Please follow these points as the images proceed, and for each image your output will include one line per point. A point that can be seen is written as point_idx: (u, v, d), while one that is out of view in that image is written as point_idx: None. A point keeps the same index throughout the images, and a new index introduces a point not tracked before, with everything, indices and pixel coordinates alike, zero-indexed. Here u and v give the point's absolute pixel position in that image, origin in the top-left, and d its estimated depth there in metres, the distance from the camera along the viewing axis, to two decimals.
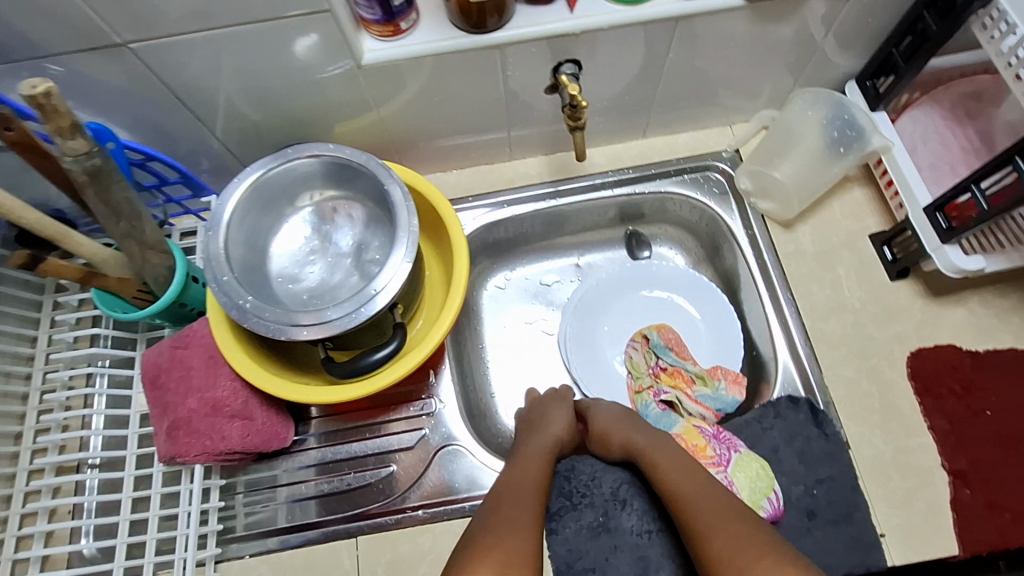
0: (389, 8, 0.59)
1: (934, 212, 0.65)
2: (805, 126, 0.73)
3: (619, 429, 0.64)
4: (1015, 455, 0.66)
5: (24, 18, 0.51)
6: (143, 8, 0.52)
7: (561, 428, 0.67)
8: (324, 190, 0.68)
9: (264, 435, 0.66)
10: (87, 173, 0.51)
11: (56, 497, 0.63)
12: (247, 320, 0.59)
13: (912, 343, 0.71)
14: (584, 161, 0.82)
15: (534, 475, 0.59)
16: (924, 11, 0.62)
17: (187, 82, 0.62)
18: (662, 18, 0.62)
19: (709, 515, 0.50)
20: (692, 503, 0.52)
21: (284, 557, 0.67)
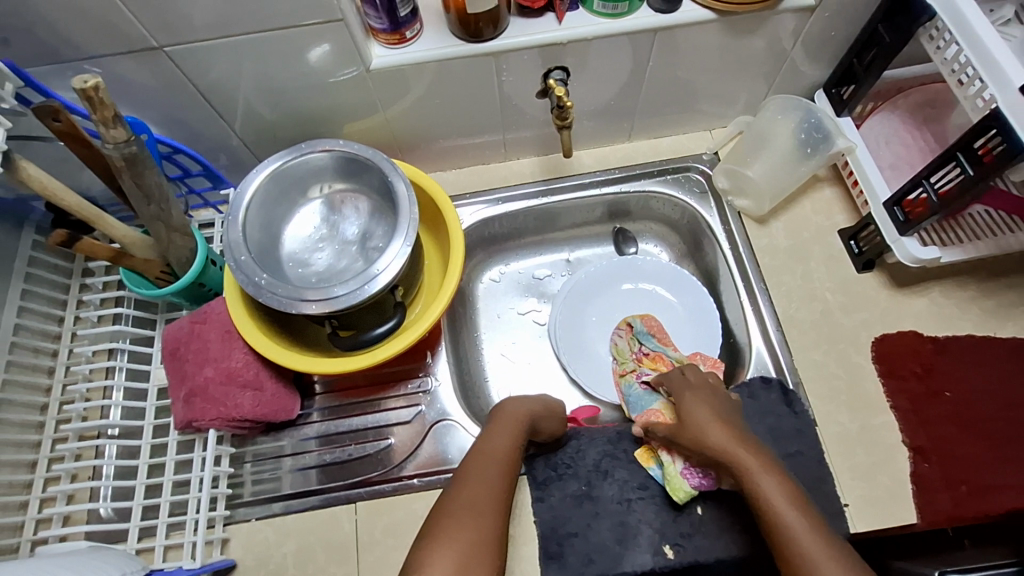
0: (395, 19, 0.66)
1: (893, 206, 0.70)
2: (776, 129, 0.80)
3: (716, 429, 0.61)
4: (973, 432, 0.70)
5: (72, 25, 0.58)
6: (178, 16, 0.59)
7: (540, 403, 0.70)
8: (334, 183, 0.75)
9: (273, 406, 0.71)
10: (125, 159, 0.58)
11: (79, 461, 0.69)
12: (262, 295, 0.65)
13: (877, 329, 0.76)
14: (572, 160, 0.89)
15: (503, 453, 0.63)
16: (878, 26, 0.68)
17: (212, 83, 0.69)
18: (642, 30, 0.68)
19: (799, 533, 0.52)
20: (784, 522, 0.53)
21: (288, 520, 0.72)
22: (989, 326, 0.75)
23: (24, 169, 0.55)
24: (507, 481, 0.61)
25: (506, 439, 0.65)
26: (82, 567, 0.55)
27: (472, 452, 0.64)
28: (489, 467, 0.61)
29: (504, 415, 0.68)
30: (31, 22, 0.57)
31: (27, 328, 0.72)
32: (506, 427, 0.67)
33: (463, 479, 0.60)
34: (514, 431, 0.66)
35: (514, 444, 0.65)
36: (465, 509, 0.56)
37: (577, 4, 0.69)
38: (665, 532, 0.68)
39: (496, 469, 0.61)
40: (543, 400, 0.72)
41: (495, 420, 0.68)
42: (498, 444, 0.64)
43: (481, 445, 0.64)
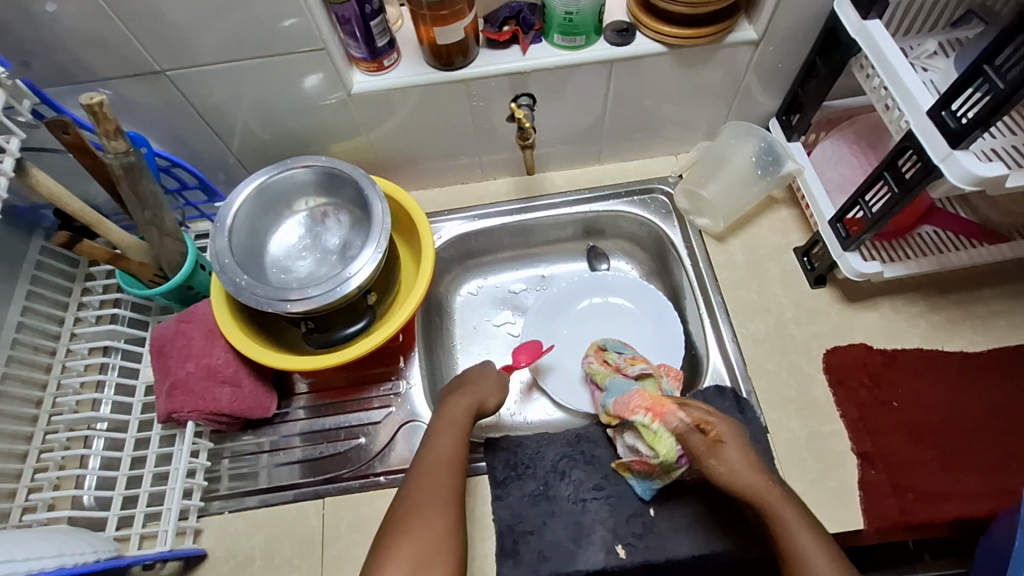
0: (373, 48, 0.73)
1: (837, 224, 0.75)
2: (732, 153, 0.85)
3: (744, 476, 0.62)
4: (920, 441, 0.73)
5: (86, 52, 0.66)
6: (179, 44, 0.67)
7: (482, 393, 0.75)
8: (317, 198, 0.81)
9: (250, 402, 0.76)
10: (123, 168, 0.64)
11: (67, 451, 0.73)
12: (241, 294, 0.69)
13: (828, 342, 0.80)
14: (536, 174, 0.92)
15: (448, 455, 0.66)
16: (816, 58, 0.73)
17: (210, 105, 0.76)
18: (600, 61, 0.75)
19: (805, 545, 0.56)
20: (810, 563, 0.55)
21: (261, 513, 0.76)
22: (935, 340, 0.79)
23: (34, 176, 0.62)
24: (457, 481, 0.65)
25: (450, 440, 0.68)
26: (63, 545, 0.59)
27: (421, 457, 0.67)
28: (435, 472, 0.65)
29: (449, 415, 0.71)
30: (49, 48, 0.65)
31: (29, 326, 0.78)
32: (451, 427, 0.70)
33: (414, 487, 0.63)
34: (458, 432, 0.69)
35: (457, 443, 0.68)
36: (420, 518, 0.60)
37: (541, 37, 0.76)
38: (618, 531, 0.71)
39: (443, 473, 0.65)
40: (475, 395, 0.74)
41: (439, 420, 0.71)
42: (443, 447, 0.67)
43: (429, 449, 0.67)
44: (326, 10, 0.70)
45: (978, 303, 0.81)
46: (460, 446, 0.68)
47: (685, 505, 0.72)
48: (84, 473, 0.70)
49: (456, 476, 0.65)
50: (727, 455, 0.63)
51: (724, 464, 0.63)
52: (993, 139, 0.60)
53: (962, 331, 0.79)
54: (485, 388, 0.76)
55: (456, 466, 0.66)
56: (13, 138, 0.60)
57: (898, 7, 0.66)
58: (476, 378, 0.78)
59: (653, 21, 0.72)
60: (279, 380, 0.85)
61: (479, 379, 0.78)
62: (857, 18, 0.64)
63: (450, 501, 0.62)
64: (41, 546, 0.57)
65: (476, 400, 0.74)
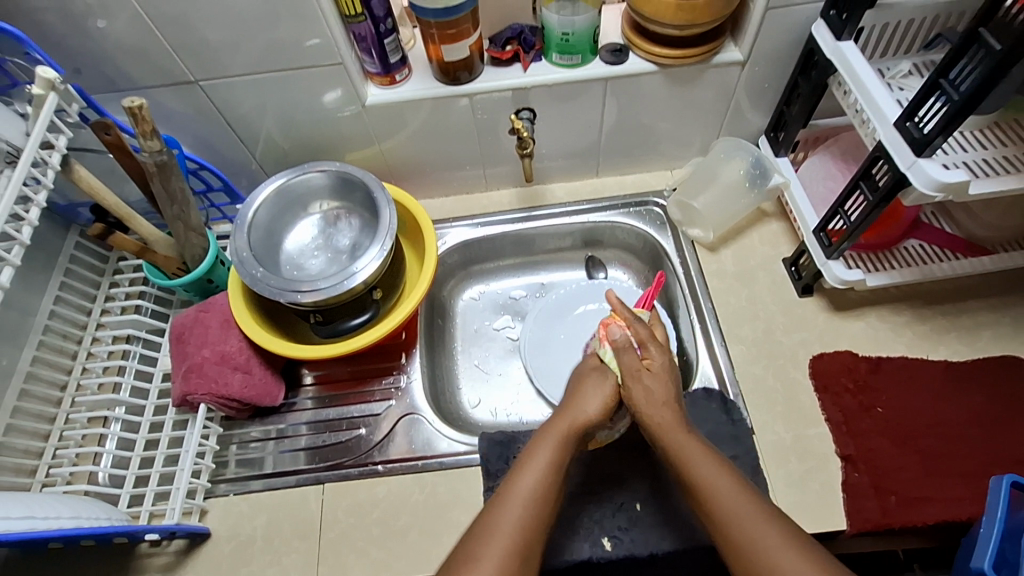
0: (386, 63, 0.80)
1: (820, 233, 0.79)
2: (722, 167, 0.90)
3: (662, 411, 0.65)
4: (903, 446, 0.74)
5: (129, 63, 0.73)
6: (212, 57, 0.74)
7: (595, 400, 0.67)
8: (330, 201, 0.86)
9: (259, 389, 0.80)
10: (156, 166, 0.70)
11: (87, 429, 0.78)
12: (256, 285, 0.75)
13: (814, 348, 0.82)
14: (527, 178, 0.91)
15: (535, 487, 0.60)
16: (798, 78, 0.79)
17: (236, 114, 0.83)
18: (595, 78, 0.80)
19: (709, 475, 0.59)
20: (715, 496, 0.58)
21: (264, 497, 0.80)
22: (920, 349, 0.81)
23: (77, 172, 0.68)
24: (538, 518, 0.59)
25: (537, 471, 0.61)
26: (79, 508, 0.64)
27: (502, 486, 0.61)
28: (516, 507, 0.59)
29: (542, 441, 0.64)
30: (97, 58, 0.72)
31: (60, 313, 0.84)
32: (538, 455, 0.63)
33: (489, 514, 0.59)
34: (548, 461, 0.62)
35: (547, 474, 0.61)
36: (488, 540, 0.56)
37: (540, 56, 0.83)
38: (603, 524, 0.74)
39: (523, 508, 0.59)
40: (574, 418, 0.66)
41: (530, 446, 0.64)
42: (528, 478, 0.61)
43: (513, 478, 0.61)
44: (345, 29, 0.76)
45: (964, 315, 0.83)
46: (548, 481, 0.61)
47: (670, 500, 0.74)
48: (100, 451, 0.75)
49: (541, 513, 0.59)
50: (653, 390, 0.66)
51: (647, 394, 0.66)
52: (964, 153, 0.64)
53: (947, 341, 0.81)
54: (593, 406, 0.67)
55: (541, 503, 0.59)
56: (61, 136, 0.67)
57: (874, 28, 0.71)
58: (581, 391, 0.69)
59: (646, 42, 0.78)
60: (288, 372, 0.89)
61: (582, 394, 0.68)
62: (831, 40, 0.69)
63: (525, 535, 0.57)
64: (61, 506, 0.62)
65: (569, 419, 0.66)
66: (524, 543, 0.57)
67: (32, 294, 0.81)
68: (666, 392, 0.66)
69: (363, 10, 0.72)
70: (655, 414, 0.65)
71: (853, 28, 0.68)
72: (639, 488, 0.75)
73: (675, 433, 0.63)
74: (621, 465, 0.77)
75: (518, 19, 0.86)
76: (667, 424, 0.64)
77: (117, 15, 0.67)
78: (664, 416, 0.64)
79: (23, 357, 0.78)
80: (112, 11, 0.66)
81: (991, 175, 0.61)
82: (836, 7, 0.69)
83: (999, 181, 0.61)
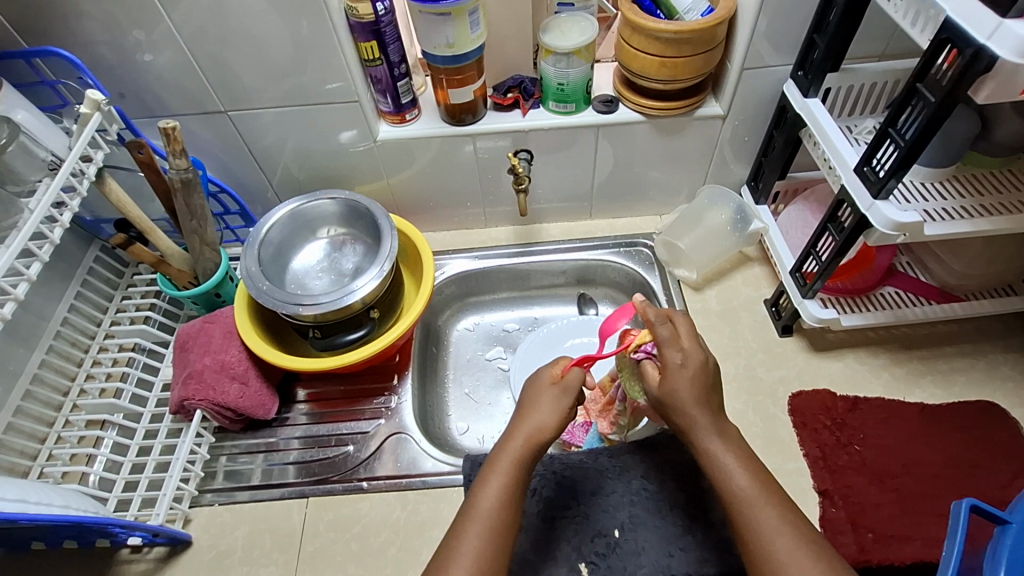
0: (398, 103, 0.88)
1: (795, 274, 0.84)
2: (707, 212, 0.97)
3: (685, 411, 0.59)
4: (880, 483, 0.76)
5: (168, 94, 0.82)
6: (243, 92, 0.82)
7: (545, 404, 0.64)
8: (337, 228, 0.92)
9: (253, 400, 0.84)
10: (181, 182, 0.77)
11: (84, 432, 0.80)
12: (261, 297, 0.79)
13: (793, 386, 0.85)
14: (525, 214, 0.95)
15: (500, 508, 0.58)
16: (773, 132, 0.86)
17: (260, 143, 0.90)
18: (588, 124, 0.88)
19: (733, 476, 0.57)
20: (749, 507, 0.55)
21: (248, 508, 0.81)
22: (897, 392, 0.83)
23: (109, 185, 0.74)
24: (505, 536, 0.57)
25: (496, 488, 0.59)
26: (69, 498, 0.67)
27: (468, 502, 0.59)
28: (481, 526, 0.57)
29: (500, 455, 0.62)
30: (139, 88, 0.80)
31: (73, 320, 0.88)
32: (500, 468, 0.60)
33: (456, 534, 0.57)
34: (514, 479, 0.60)
35: (508, 491, 0.59)
36: (456, 559, 0.55)
37: (539, 104, 0.91)
38: (581, 550, 0.74)
39: (488, 528, 0.57)
40: (531, 430, 0.63)
41: (490, 460, 0.62)
42: (491, 497, 0.58)
43: (474, 497, 0.59)
44: (363, 72, 0.85)
45: (938, 360, 0.86)
46: (513, 495, 0.59)
47: (647, 527, 0.75)
48: (92, 454, 0.76)
49: (505, 531, 0.57)
50: (674, 392, 0.60)
51: (668, 398, 0.60)
52: (924, 202, 0.69)
53: (922, 384, 0.84)
54: (541, 415, 0.64)
55: (509, 520, 0.58)
56: (99, 151, 0.74)
57: (840, 90, 0.79)
58: (534, 400, 0.66)
59: (635, 95, 0.86)
60: (284, 387, 0.93)
61: (537, 408, 0.64)
62: (800, 96, 0.77)
63: (494, 552, 0.56)
64: (52, 494, 0.65)
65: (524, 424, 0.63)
66: (495, 555, 0.56)
67: (50, 300, 0.85)
68: (693, 394, 0.59)
69: (381, 55, 0.81)
70: (679, 418, 0.60)
71: (818, 86, 0.76)
72: (618, 514, 0.77)
73: (711, 443, 0.59)
74: (598, 491, 0.79)
75: (521, 71, 0.94)
76: (695, 425, 0.59)
77: (163, 51, 0.76)
78: (695, 417, 0.59)
79: (32, 360, 0.81)
80: (158, 48, 0.75)
81: (946, 221, 0.67)
82: (803, 69, 0.77)
83: (953, 226, 0.67)
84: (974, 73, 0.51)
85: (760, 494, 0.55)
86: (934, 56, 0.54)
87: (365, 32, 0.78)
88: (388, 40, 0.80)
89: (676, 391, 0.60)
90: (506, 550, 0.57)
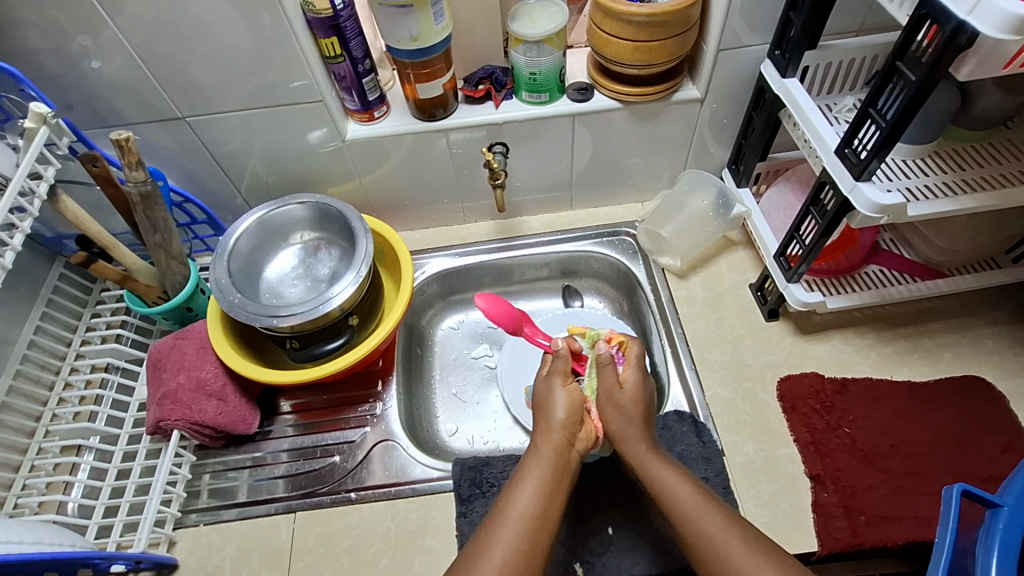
0: (365, 101, 0.84)
1: (780, 259, 0.83)
2: (689, 198, 0.96)
3: (629, 431, 0.68)
4: (870, 465, 0.76)
5: (120, 102, 0.77)
6: (204, 97, 0.79)
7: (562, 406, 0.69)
8: (309, 232, 0.89)
9: (233, 416, 0.82)
10: (140, 195, 0.73)
11: (58, 459, 0.77)
12: (234, 311, 0.76)
13: (781, 370, 0.84)
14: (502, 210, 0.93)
15: (528, 505, 0.60)
16: (752, 113, 0.85)
17: (225, 150, 0.87)
18: (563, 114, 0.85)
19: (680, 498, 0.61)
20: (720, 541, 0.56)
21: (234, 526, 0.79)
22: (885, 370, 0.83)
23: (63, 201, 0.70)
24: (540, 531, 0.59)
25: (531, 488, 0.62)
26: (42, 533, 0.64)
27: (500, 505, 0.62)
28: (512, 524, 0.59)
29: (531, 457, 0.65)
30: (89, 96, 0.76)
31: (39, 343, 0.84)
32: (533, 471, 0.63)
33: (490, 527, 0.59)
34: (541, 477, 0.63)
35: (539, 487, 0.62)
36: (486, 555, 0.56)
37: (512, 95, 0.88)
38: (576, 551, 0.74)
39: (525, 521, 0.59)
40: (553, 428, 0.68)
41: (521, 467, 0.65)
42: (523, 494, 0.61)
43: (508, 495, 0.62)
44: (326, 70, 0.81)
45: (924, 337, 0.85)
46: (545, 494, 0.62)
47: (641, 522, 0.75)
48: (68, 482, 0.73)
49: (538, 531, 0.58)
50: (625, 404, 0.69)
51: (617, 405, 0.69)
52: (907, 180, 0.68)
53: (910, 362, 0.84)
54: (558, 408, 0.69)
55: (539, 519, 0.59)
56: (50, 166, 0.70)
57: (819, 68, 0.77)
58: (547, 394, 0.71)
59: (611, 82, 0.83)
60: (265, 400, 0.90)
61: (547, 401, 0.70)
62: (778, 76, 0.75)
63: (526, 547, 0.57)
64: (23, 531, 0.62)
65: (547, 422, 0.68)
66: (531, 551, 0.57)
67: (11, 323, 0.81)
68: (636, 409, 0.68)
69: (342, 51, 0.77)
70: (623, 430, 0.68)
71: (796, 66, 0.74)
72: (611, 511, 0.76)
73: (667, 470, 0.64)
74: (592, 490, 0.78)
75: (491, 61, 0.91)
76: (627, 436, 0.67)
77: (111, 58, 0.72)
78: (629, 431, 0.68)
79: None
80: (106, 54, 0.71)
81: (928, 199, 0.66)
82: (780, 47, 0.75)
83: (937, 205, 0.66)
84: (955, 49, 0.49)
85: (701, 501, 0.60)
86: (914, 31, 0.53)
87: (324, 28, 0.74)
88: (350, 35, 0.76)
89: (630, 401, 0.69)
90: (541, 548, 0.58)
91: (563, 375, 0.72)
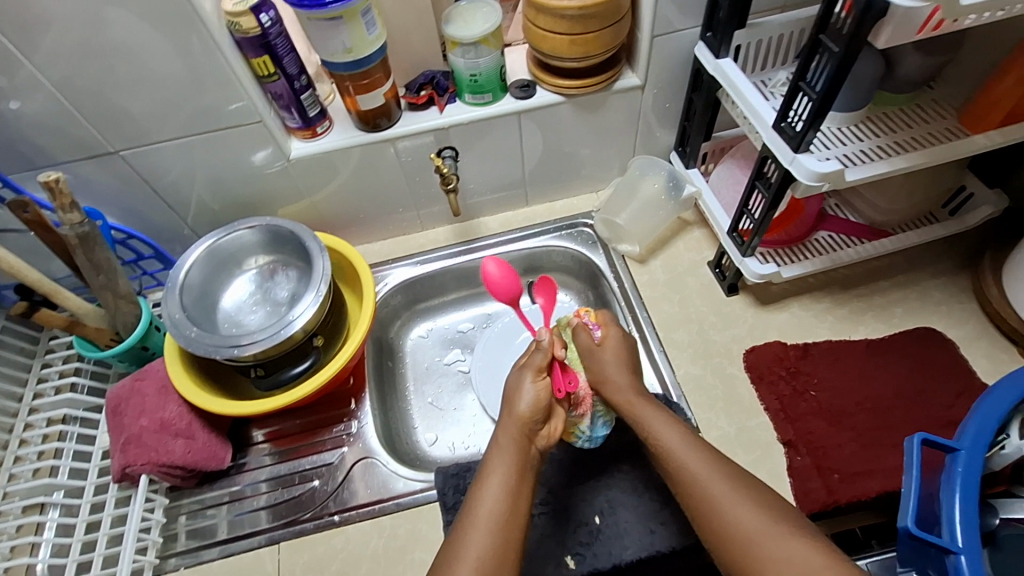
0: (306, 117, 0.83)
1: (733, 235, 0.85)
2: (641, 184, 0.97)
3: (614, 384, 0.71)
4: (838, 425, 0.79)
5: (47, 141, 0.74)
6: (136, 129, 0.76)
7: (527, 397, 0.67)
8: (262, 256, 0.87)
9: (203, 453, 0.79)
10: (78, 237, 0.70)
11: (20, 521, 0.73)
12: (191, 346, 0.74)
13: (746, 343, 0.87)
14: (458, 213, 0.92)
15: (496, 504, 0.59)
16: (692, 95, 0.86)
17: (166, 181, 0.84)
18: (508, 112, 0.85)
19: (670, 442, 0.63)
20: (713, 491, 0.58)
21: (217, 565, 0.77)
22: (843, 332, 0.86)
23: None
24: (509, 529, 0.58)
25: (497, 486, 0.61)
26: None
27: (468, 504, 0.61)
28: (482, 525, 0.58)
29: (495, 452, 0.64)
30: (11, 138, 0.72)
31: None
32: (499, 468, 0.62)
33: (460, 530, 0.59)
34: (506, 472, 0.62)
35: (506, 485, 0.61)
36: (458, 560, 0.56)
37: (455, 98, 0.87)
38: (565, 544, 0.74)
39: (495, 522, 0.58)
40: (519, 419, 0.66)
41: (485, 464, 0.64)
42: (488, 493, 0.60)
43: (474, 495, 0.61)
44: (262, 89, 0.80)
45: (876, 295, 0.89)
46: (512, 490, 0.61)
47: (626, 507, 0.76)
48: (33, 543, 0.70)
49: (508, 529, 0.58)
50: (606, 359, 0.73)
51: (598, 362, 0.73)
52: (843, 146, 0.71)
53: (865, 321, 0.87)
54: (527, 401, 0.66)
55: (509, 518, 0.59)
56: None
57: (750, 46, 0.79)
58: (516, 387, 0.68)
59: (552, 77, 0.84)
60: (235, 433, 0.88)
61: (515, 394, 0.68)
62: (712, 57, 0.77)
63: (498, 547, 0.57)
64: None
65: (515, 414, 0.66)
66: (505, 552, 0.57)
67: None
68: (616, 362, 0.73)
69: (276, 69, 0.76)
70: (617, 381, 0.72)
71: (728, 46, 0.76)
72: (596, 501, 0.77)
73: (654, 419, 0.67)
74: (575, 482, 0.79)
75: (430, 66, 0.91)
76: (615, 382, 0.72)
77: (31, 96, 0.68)
78: (618, 378, 0.72)
79: None
80: (25, 93, 0.68)
81: (865, 163, 0.68)
82: (712, 29, 0.77)
83: (873, 167, 0.68)
84: (872, 16, 0.51)
85: (690, 442, 0.63)
86: (832, 4, 0.54)
87: (254, 48, 0.73)
88: (282, 52, 0.74)
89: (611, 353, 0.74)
90: (514, 547, 0.57)
91: (538, 370, 0.69)
